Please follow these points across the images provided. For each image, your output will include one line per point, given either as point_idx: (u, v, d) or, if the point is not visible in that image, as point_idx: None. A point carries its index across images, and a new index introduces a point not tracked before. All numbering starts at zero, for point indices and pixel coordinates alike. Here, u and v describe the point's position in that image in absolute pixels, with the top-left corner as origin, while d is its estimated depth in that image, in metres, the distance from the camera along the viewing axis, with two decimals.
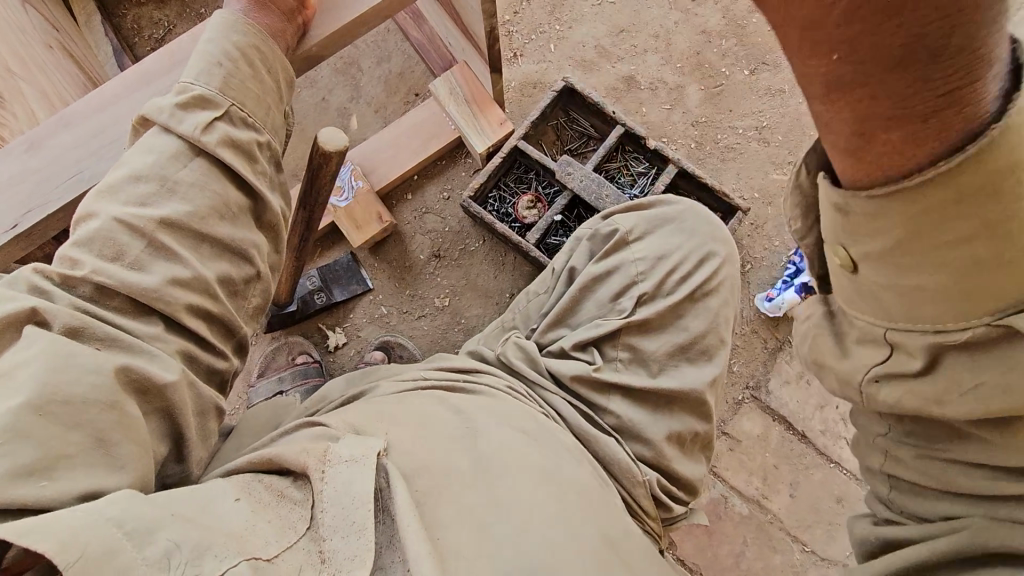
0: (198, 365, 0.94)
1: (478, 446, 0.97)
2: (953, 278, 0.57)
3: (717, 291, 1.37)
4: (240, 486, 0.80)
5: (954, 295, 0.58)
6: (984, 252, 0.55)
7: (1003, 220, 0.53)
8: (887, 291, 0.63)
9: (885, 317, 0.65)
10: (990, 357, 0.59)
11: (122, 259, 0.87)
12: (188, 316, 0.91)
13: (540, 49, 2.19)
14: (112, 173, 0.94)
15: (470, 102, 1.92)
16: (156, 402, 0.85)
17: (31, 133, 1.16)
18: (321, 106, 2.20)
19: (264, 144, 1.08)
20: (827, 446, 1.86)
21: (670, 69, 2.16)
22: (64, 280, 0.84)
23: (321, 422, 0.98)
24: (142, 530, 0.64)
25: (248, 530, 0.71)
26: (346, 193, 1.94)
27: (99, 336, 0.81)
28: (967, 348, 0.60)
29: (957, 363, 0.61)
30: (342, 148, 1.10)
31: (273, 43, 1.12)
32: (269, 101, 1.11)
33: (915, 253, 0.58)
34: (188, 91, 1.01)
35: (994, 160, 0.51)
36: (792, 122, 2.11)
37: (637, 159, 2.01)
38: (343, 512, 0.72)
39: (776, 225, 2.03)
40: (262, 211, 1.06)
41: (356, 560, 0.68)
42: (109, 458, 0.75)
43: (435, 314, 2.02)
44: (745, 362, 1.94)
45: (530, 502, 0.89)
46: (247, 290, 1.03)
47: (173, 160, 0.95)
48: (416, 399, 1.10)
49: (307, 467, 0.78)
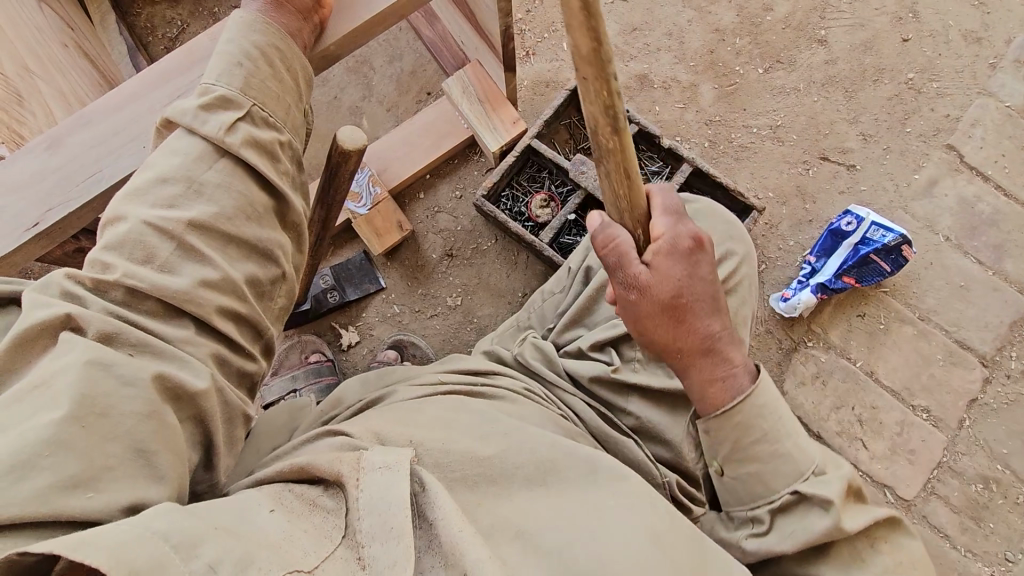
0: (228, 369, 0.94)
1: (508, 446, 1.00)
2: (757, 467, 1.07)
3: (736, 289, 1.36)
4: (274, 496, 0.85)
5: (763, 478, 1.06)
6: (770, 446, 1.06)
7: (772, 433, 1.06)
8: (729, 482, 1.10)
9: (739, 501, 1.10)
10: (790, 513, 1.04)
11: (153, 261, 0.87)
12: (219, 319, 0.91)
13: (553, 48, 2.18)
14: (138, 175, 0.94)
15: (483, 101, 1.91)
16: (188, 407, 0.84)
17: (53, 130, 1.16)
18: (333, 104, 2.20)
19: (285, 144, 1.09)
20: (843, 447, 1.85)
21: (683, 68, 2.15)
22: (95, 285, 0.84)
23: (343, 430, 0.99)
24: (186, 543, 0.67)
25: (286, 540, 0.76)
26: (365, 199, 1.94)
27: (131, 342, 0.81)
28: (782, 510, 1.05)
29: (782, 520, 1.04)
30: (361, 147, 1.09)
31: (291, 42, 1.13)
32: (288, 100, 1.11)
33: (743, 453, 1.07)
34: (209, 91, 1.01)
35: (757, 404, 1.08)
36: (807, 121, 2.10)
37: (651, 158, 2.00)
38: (381, 519, 0.77)
39: (791, 226, 2.01)
40: (285, 212, 1.07)
41: (395, 565, 0.73)
42: (150, 470, 0.75)
43: (447, 313, 2.01)
44: (760, 362, 1.91)
45: (564, 507, 0.93)
46: (273, 291, 1.03)
47: (199, 162, 0.95)
48: (438, 403, 1.11)
49: (340, 475, 0.83)
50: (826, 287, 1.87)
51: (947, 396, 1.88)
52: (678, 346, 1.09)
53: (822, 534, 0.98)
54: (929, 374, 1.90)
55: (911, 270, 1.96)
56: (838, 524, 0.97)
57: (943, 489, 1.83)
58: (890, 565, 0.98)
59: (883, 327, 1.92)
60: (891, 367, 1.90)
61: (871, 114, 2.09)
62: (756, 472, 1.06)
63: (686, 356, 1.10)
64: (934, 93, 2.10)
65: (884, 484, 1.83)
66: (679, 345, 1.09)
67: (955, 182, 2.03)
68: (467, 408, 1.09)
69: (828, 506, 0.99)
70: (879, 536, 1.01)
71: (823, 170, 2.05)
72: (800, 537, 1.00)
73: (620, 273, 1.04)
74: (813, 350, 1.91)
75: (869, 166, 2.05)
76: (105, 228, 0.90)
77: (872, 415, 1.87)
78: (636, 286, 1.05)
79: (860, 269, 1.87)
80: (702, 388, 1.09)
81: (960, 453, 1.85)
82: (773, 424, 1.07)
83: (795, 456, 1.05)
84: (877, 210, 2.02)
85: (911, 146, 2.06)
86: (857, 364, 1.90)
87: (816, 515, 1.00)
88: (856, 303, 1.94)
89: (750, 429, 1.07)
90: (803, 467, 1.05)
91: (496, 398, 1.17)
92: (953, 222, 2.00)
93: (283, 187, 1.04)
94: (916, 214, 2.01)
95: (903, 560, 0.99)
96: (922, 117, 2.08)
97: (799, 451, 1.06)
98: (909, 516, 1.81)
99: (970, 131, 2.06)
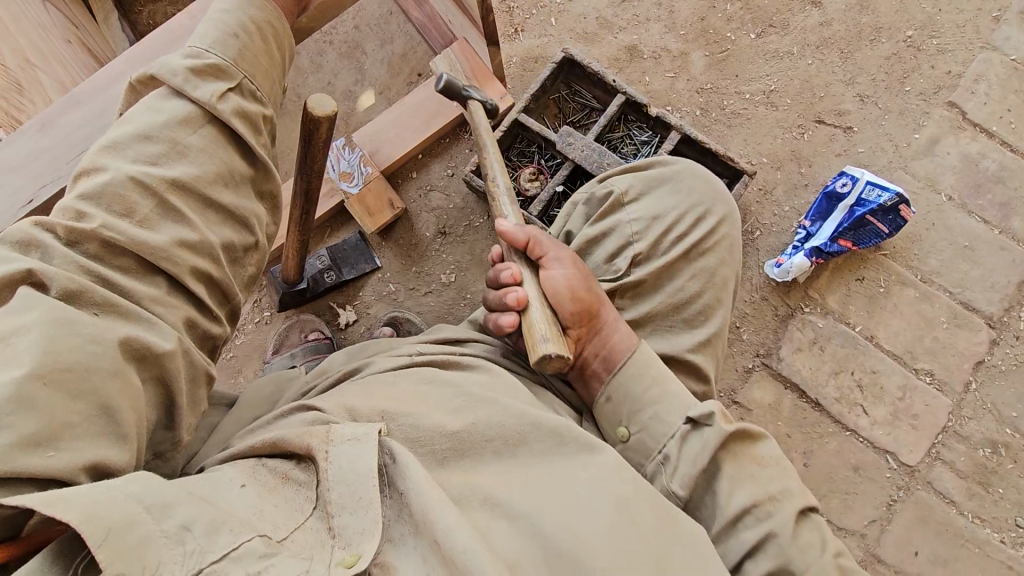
0: (196, 331, 1.02)
1: (478, 418, 1.01)
2: (655, 408, 1.12)
3: (714, 249, 1.35)
4: (247, 471, 0.88)
5: (662, 411, 1.12)
6: (668, 382, 1.14)
7: (663, 369, 1.16)
8: (635, 440, 1.13)
9: (650, 456, 1.12)
10: (689, 439, 1.08)
11: (133, 216, 0.94)
12: (191, 279, 0.99)
13: (541, 24, 2.17)
14: (118, 130, 0.99)
15: (470, 78, 1.94)
16: (152, 367, 0.92)
17: (45, 112, 1.22)
18: (327, 90, 2.25)
19: (268, 118, 1.17)
20: (843, 414, 1.82)
21: (673, 37, 2.13)
22: (70, 235, 0.89)
23: (317, 404, 1.03)
24: (158, 505, 0.70)
25: (257, 514, 0.79)
26: (356, 179, 1.98)
27: (97, 301, 0.88)
28: (683, 439, 1.09)
29: (682, 446, 1.09)
30: (331, 113, 1.12)
31: (283, 17, 1.22)
32: (274, 77, 1.19)
33: (648, 391, 1.14)
34: (200, 57, 1.07)
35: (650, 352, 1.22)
36: (801, 84, 2.05)
37: (640, 129, 1.99)
38: (349, 490, 0.82)
39: (786, 190, 1.98)
40: (263, 180, 1.14)
41: (364, 533, 0.80)
42: (114, 427, 0.84)
43: (441, 290, 2.05)
44: (756, 330, 1.89)
45: (533, 476, 0.96)
46: (244, 258, 1.12)
47: (184, 124, 1.02)
48: (410, 377, 1.10)
49: (310, 448, 0.87)
50: (821, 251, 1.83)
51: (952, 359, 1.83)
52: (600, 300, 1.21)
53: (718, 439, 1.05)
54: (933, 337, 1.85)
55: (911, 231, 1.91)
56: (725, 429, 1.06)
57: (949, 454, 1.78)
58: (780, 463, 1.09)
59: (883, 290, 1.88)
60: (892, 332, 1.86)
61: (868, 74, 2.04)
62: (655, 413, 1.12)
63: (606, 312, 1.21)
64: (935, 50, 2.03)
65: (885, 450, 1.79)
66: (600, 299, 1.22)
67: (958, 140, 1.97)
68: (441, 382, 1.08)
69: (713, 418, 1.07)
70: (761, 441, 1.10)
71: (819, 133, 2.01)
72: (702, 452, 1.06)
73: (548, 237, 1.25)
74: (809, 316, 1.88)
75: (867, 128, 2.00)
76: (77, 181, 0.96)
77: (872, 380, 1.83)
78: (563, 249, 1.24)
79: (857, 232, 1.84)
80: (625, 335, 1.20)
81: (966, 418, 1.80)
82: (662, 374, 1.15)
83: (683, 392, 1.14)
84: (876, 171, 1.97)
85: (910, 105, 2.00)
86: (856, 329, 1.87)
87: (708, 432, 1.07)
88: (854, 266, 1.90)
89: (642, 377, 1.15)
90: (687, 397, 1.13)
91: (471, 368, 1.16)
92: (956, 180, 1.94)
93: (262, 155, 1.12)
94: (916, 174, 1.95)
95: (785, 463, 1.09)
96: (922, 75, 2.02)
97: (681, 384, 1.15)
98: (913, 482, 1.77)
99: (972, 87, 2.00)
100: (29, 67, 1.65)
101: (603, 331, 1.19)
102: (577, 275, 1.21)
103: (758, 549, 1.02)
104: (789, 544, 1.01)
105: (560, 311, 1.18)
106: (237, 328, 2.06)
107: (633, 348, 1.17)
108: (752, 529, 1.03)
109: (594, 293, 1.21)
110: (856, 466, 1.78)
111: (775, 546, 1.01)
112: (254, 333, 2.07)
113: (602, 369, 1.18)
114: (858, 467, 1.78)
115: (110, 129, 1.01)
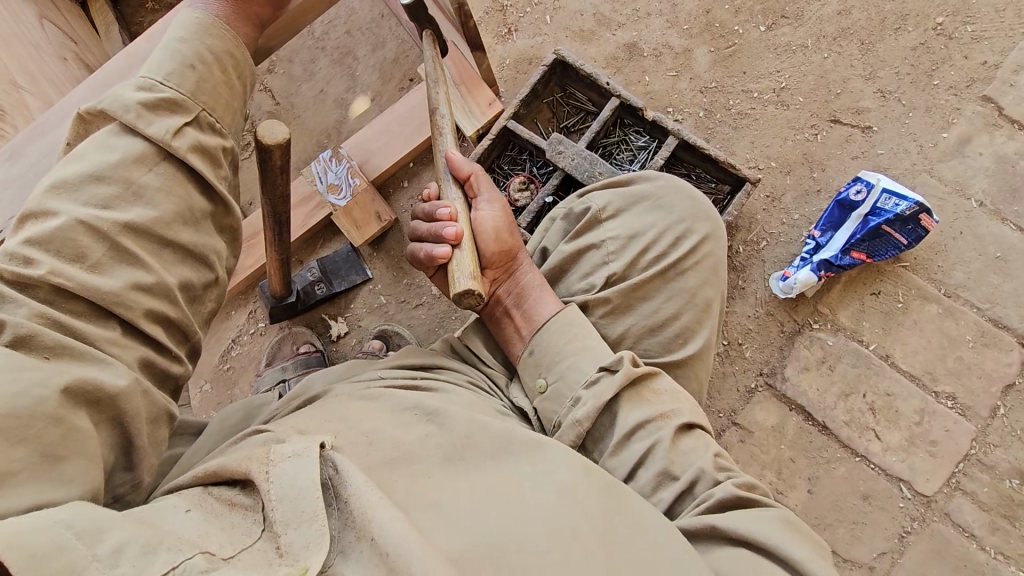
0: (155, 371, 0.96)
1: (429, 430, 1.02)
2: (573, 359, 1.18)
3: (695, 270, 1.28)
4: (192, 500, 0.81)
5: (575, 355, 1.18)
6: (582, 332, 1.21)
7: (579, 319, 1.23)
8: (552, 389, 1.17)
9: (562, 407, 1.15)
10: (595, 384, 1.14)
11: (84, 261, 0.87)
12: (147, 321, 0.92)
13: (535, 23, 2.07)
14: (67, 167, 0.92)
15: (458, 82, 1.87)
16: (108, 409, 0.85)
17: (13, 143, 1.22)
18: (319, 98, 2.22)
19: (229, 150, 1.09)
20: (852, 438, 1.70)
21: (676, 33, 2.00)
22: (16, 278, 0.83)
23: (267, 428, 1.00)
24: (91, 530, 0.65)
25: (201, 536, 0.73)
26: (344, 192, 1.95)
27: (49, 345, 0.81)
28: (592, 384, 1.14)
29: (587, 390, 1.14)
30: (281, 140, 1.09)
31: (247, 51, 1.14)
32: (236, 105, 1.12)
33: (564, 333, 1.21)
34: (153, 89, 0.99)
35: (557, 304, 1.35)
36: (815, 81, 1.90)
37: (637, 133, 1.88)
38: (292, 505, 0.75)
39: (796, 197, 1.84)
40: (223, 215, 1.07)
41: (311, 547, 0.73)
42: (58, 474, 0.75)
43: (432, 302, 2.02)
44: (759, 347, 1.78)
45: (483, 486, 0.95)
46: (205, 295, 1.05)
47: (138, 163, 0.95)
48: (365, 400, 1.08)
49: (249, 473, 0.80)
50: (831, 264, 1.70)
51: (976, 381, 1.68)
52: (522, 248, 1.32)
53: (621, 380, 1.11)
54: (957, 357, 1.70)
55: (935, 241, 1.75)
56: (629, 373, 1.11)
57: (970, 484, 1.64)
58: (677, 396, 1.15)
59: (901, 306, 1.74)
60: (910, 351, 1.72)
61: (891, 67, 1.86)
62: (571, 364, 1.17)
63: (524, 260, 1.32)
64: (969, 38, 1.84)
65: (900, 478, 1.66)
66: (522, 247, 1.32)
67: (992, 138, 1.79)
68: (400, 399, 1.08)
69: (620, 364, 1.13)
70: (659, 380, 1.16)
71: (834, 134, 1.86)
72: (606, 393, 1.11)
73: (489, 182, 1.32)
74: (818, 333, 1.76)
75: (889, 126, 1.83)
76: (23, 225, 0.89)
77: (886, 403, 1.70)
78: (500, 197, 1.32)
79: (872, 243, 1.69)
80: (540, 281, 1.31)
81: (992, 445, 1.65)
82: (582, 329, 1.21)
83: (600, 347, 1.19)
84: (897, 174, 1.81)
85: (939, 101, 1.82)
86: (870, 348, 1.73)
87: (613, 378, 1.13)
88: (870, 279, 1.76)
89: (564, 331, 1.21)
90: (601, 350, 1.19)
91: (432, 387, 1.15)
92: (989, 183, 1.77)
93: (224, 193, 1.05)
94: (943, 177, 1.79)
95: (679, 396, 1.16)
96: (953, 66, 1.84)
97: (596, 336, 1.21)
98: (929, 513, 1.64)
99: (1011, 79, 1.81)
100: (16, 89, 1.67)
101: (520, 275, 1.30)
102: (509, 221, 1.30)
103: (648, 456, 1.09)
104: (672, 451, 1.08)
105: (488, 244, 1.25)
106: (233, 340, 2.09)
107: (547, 293, 1.28)
108: (643, 441, 1.09)
109: (519, 240, 1.30)
110: (866, 494, 1.66)
111: (661, 451, 1.08)
112: (250, 344, 2.09)
113: (513, 308, 1.27)
114: (867, 496, 1.66)
115: (58, 166, 0.94)
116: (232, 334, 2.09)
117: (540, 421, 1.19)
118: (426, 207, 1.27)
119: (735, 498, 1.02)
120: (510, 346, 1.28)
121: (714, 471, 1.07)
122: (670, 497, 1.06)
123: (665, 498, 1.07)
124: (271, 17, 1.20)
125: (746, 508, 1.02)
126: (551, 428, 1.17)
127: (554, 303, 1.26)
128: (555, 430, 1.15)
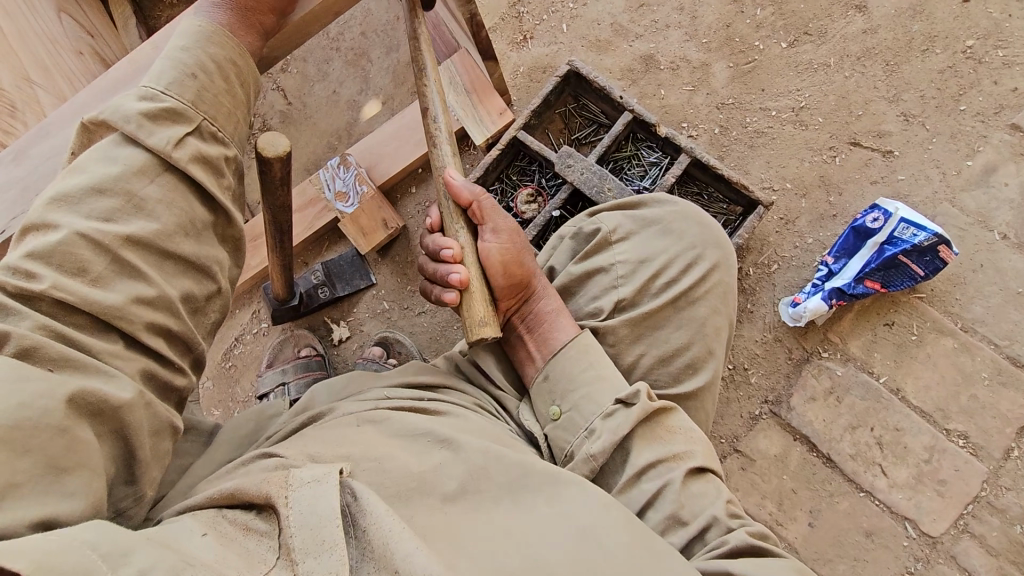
0: (155, 385, 0.93)
1: (444, 457, 0.99)
2: (587, 388, 1.14)
3: (706, 297, 1.25)
4: (207, 523, 0.79)
5: (588, 385, 1.15)
6: (596, 360, 1.17)
7: (591, 347, 1.19)
8: (565, 418, 1.14)
9: (574, 435, 1.12)
10: (610, 417, 1.10)
11: (85, 274, 0.85)
12: (149, 336, 0.90)
13: (552, 30, 2.04)
14: (68, 179, 0.90)
15: (471, 91, 1.84)
16: (108, 425, 0.83)
17: (16, 143, 1.22)
18: (331, 99, 2.21)
19: (231, 159, 1.07)
20: (857, 473, 1.65)
21: (694, 45, 1.95)
22: (20, 293, 0.81)
23: (277, 451, 0.98)
24: (116, 552, 0.62)
25: (219, 561, 0.71)
26: (352, 199, 1.94)
27: (52, 359, 0.79)
28: (606, 417, 1.10)
29: (602, 422, 1.10)
30: (281, 154, 1.08)
31: (249, 58, 1.11)
32: (237, 113, 1.09)
33: (579, 361, 1.17)
34: (155, 100, 0.97)
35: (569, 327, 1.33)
36: (837, 101, 1.84)
37: (650, 148, 1.84)
38: (312, 532, 0.73)
39: (811, 221, 1.79)
40: (224, 226, 1.05)
41: (330, 575, 0.70)
42: (57, 492, 0.74)
43: (435, 310, 2.00)
44: (765, 373, 1.74)
45: (501, 521, 0.92)
46: (208, 307, 1.02)
47: (139, 174, 0.93)
48: (373, 427, 1.05)
49: (269, 497, 0.78)
50: (843, 292, 1.65)
51: (991, 421, 1.62)
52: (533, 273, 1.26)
53: (638, 416, 1.07)
54: (971, 395, 1.64)
55: (954, 273, 1.70)
56: (647, 407, 1.08)
57: (979, 527, 1.58)
58: (692, 434, 1.12)
59: (915, 338, 1.68)
60: (922, 386, 1.66)
61: (916, 90, 1.80)
62: (584, 396, 1.14)
63: (534, 285, 1.27)
64: (1000, 63, 1.78)
65: (905, 516, 1.61)
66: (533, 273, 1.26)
67: (1019, 169, 1.72)
68: (410, 426, 1.04)
69: (635, 398, 1.09)
70: (671, 414, 1.12)
71: (854, 157, 1.80)
72: (620, 428, 1.07)
73: (492, 206, 1.24)
74: (827, 362, 1.71)
75: (911, 151, 1.78)
76: (23, 237, 0.87)
77: (895, 438, 1.65)
78: (504, 222, 1.25)
79: (887, 272, 1.65)
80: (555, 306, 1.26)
81: (1004, 488, 1.59)
82: (597, 355, 1.18)
83: (615, 379, 1.16)
84: (917, 202, 1.75)
85: (964, 127, 1.76)
86: (880, 380, 1.68)
87: (625, 413, 1.09)
88: (884, 309, 1.71)
89: (579, 359, 1.17)
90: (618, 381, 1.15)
91: (443, 413, 1.12)
92: (1012, 216, 1.70)
93: (224, 204, 1.02)
94: (966, 208, 1.72)
95: (692, 435, 1.12)
96: (981, 91, 1.77)
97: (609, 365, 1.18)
98: (934, 554, 1.59)
99: None
100: (30, 85, 1.67)
101: (534, 301, 1.26)
102: (516, 248, 1.23)
103: (658, 497, 1.05)
104: (682, 493, 1.05)
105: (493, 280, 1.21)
106: (237, 338, 2.08)
107: (564, 320, 1.24)
108: (655, 480, 1.06)
109: (528, 268, 1.25)
110: (869, 531, 1.61)
111: (671, 493, 1.04)
112: (252, 344, 2.08)
113: (526, 334, 1.25)
114: (871, 533, 1.61)
115: (57, 179, 0.92)
116: (235, 333, 2.09)
117: (550, 449, 1.16)
118: (431, 241, 1.23)
119: (747, 546, 0.99)
120: (524, 369, 1.25)
121: (727, 518, 1.04)
122: (683, 540, 1.03)
123: (676, 544, 1.03)
124: (277, 24, 1.18)
125: (757, 554, 0.98)
126: (561, 458, 1.13)
127: (571, 329, 1.23)
128: (566, 460, 1.11)
